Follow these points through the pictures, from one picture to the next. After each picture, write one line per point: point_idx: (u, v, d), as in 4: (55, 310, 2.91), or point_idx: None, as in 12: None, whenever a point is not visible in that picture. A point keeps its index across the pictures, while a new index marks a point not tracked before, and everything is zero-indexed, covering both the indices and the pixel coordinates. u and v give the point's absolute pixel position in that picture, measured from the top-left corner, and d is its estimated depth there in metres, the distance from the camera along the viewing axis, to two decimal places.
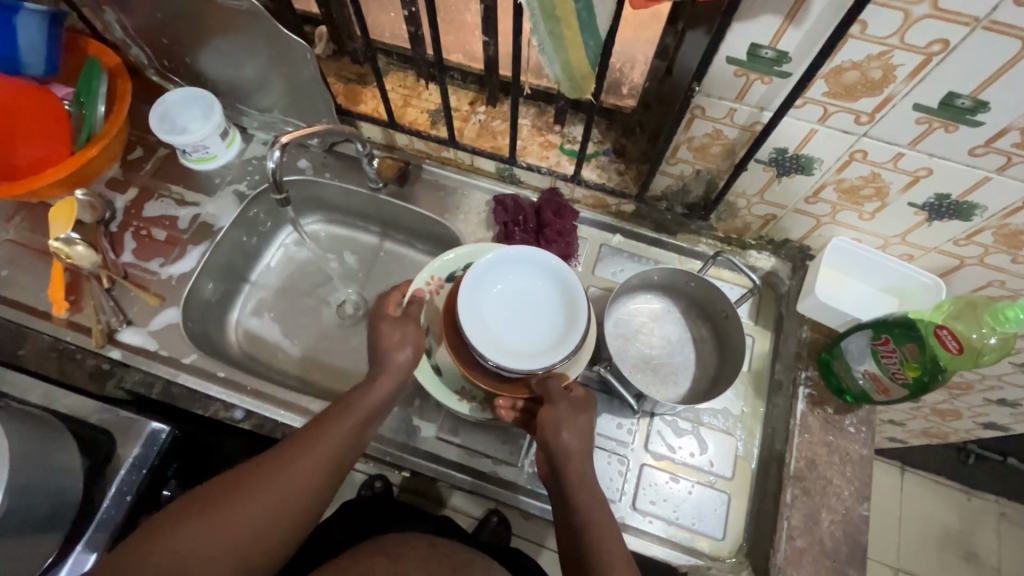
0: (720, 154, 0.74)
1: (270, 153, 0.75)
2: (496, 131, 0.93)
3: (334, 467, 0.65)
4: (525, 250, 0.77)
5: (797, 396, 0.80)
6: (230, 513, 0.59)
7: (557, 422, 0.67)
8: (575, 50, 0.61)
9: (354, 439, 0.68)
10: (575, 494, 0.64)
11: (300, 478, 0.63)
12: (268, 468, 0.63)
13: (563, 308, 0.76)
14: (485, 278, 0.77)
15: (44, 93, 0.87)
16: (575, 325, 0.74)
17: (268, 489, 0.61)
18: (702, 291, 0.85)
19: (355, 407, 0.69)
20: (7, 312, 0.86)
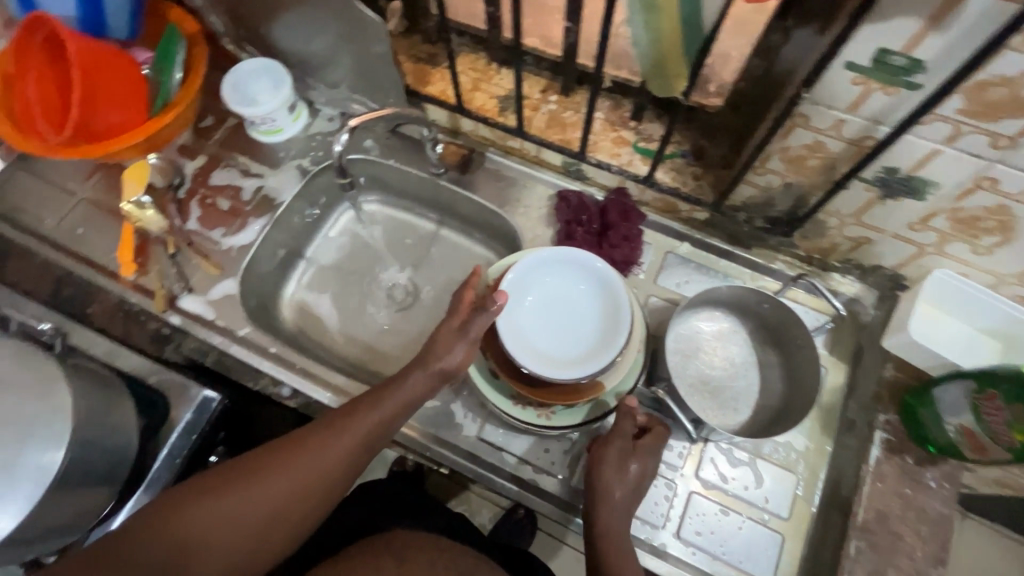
0: (818, 168, 0.67)
1: (339, 136, 0.74)
2: (567, 123, 0.88)
3: (354, 464, 0.61)
4: (583, 256, 0.70)
5: (873, 441, 0.72)
6: (240, 500, 0.57)
7: (617, 452, 0.64)
8: (673, 45, 0.55)
9: (377, 435, 0.63)
10: (609, 525, 0.61)
11: (316, 473, 0.60)
12: (286, 459, 0.60)
13: (602, 319, 0.70)
14: (537, 271, 0.71)
15: (126, 55, 0.85)
16: (611, 341, 0.68)
17: (280, 483, 0.58)
18: (777, 315, 0.77)
19: (384, 401, 0.63)
20: (79, 269, 0.89)
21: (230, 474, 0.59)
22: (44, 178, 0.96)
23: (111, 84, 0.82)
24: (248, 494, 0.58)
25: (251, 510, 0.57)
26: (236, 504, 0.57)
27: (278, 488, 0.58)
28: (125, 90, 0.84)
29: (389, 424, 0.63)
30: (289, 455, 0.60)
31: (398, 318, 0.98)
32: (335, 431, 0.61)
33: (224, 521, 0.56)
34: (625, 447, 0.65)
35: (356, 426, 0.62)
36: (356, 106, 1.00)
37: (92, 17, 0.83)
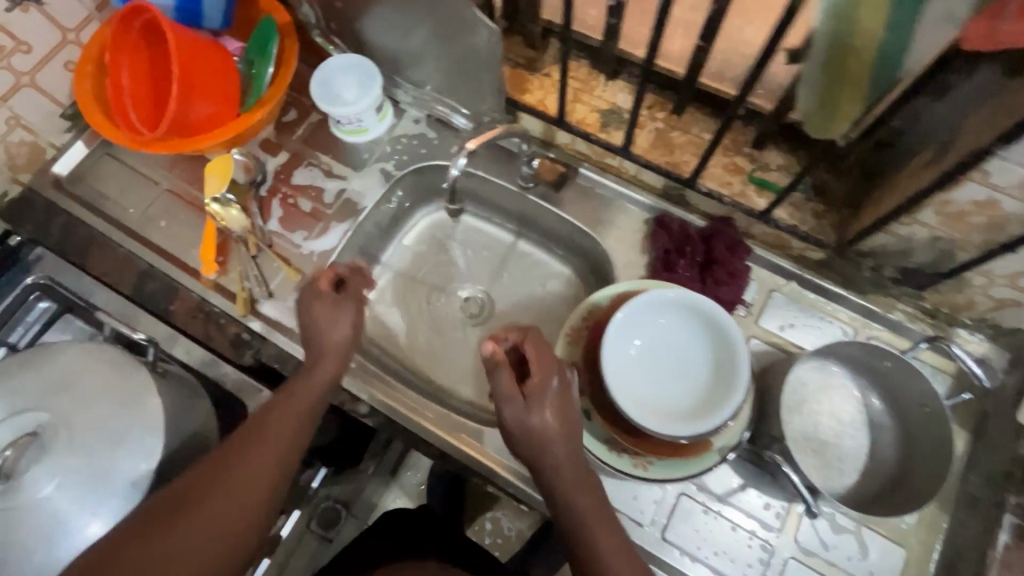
0: (981, 226, 0.60)
1: (457, 162, 0.70)
2: (675, 144, 0.82)
3: (281, 466, 0.61)
4: (716, 316, 0.64)
5: (999, 524, 0.65)
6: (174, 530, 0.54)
7: (535, 423, 0.61)
8: (854, 89, 0.48)
9: (299, 432, 0.63)
10: (564, 495, 0.60)
11: (245, 482, 0.58)
12: (207, 481, 0.57)
13: (710, 380, 0.65)
14: (661, 307, 0.66)
15: (219, 48, 0.82)
16: (704, 413, 0.63)
17: (212, 502, 0.56)
18: (900, 375, 0.70)
19: (289, 402, 0.65)
20: (162, 265, 0.88)
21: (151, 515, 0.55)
22: (127, 166, 0.94)
23: (206, 78, 0.79)
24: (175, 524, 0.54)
25: (186, 544, 0.54)
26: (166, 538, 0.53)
27: (209, 507, 0.56)
28: (220, 83, 0.81)
29: (303, 418, 0.65)
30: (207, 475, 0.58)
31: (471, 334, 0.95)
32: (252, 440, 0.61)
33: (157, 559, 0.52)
34: (517, 407, 0.61)
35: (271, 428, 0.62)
36: (439, 107, 0.94)
37: (188, 6, 0.81)
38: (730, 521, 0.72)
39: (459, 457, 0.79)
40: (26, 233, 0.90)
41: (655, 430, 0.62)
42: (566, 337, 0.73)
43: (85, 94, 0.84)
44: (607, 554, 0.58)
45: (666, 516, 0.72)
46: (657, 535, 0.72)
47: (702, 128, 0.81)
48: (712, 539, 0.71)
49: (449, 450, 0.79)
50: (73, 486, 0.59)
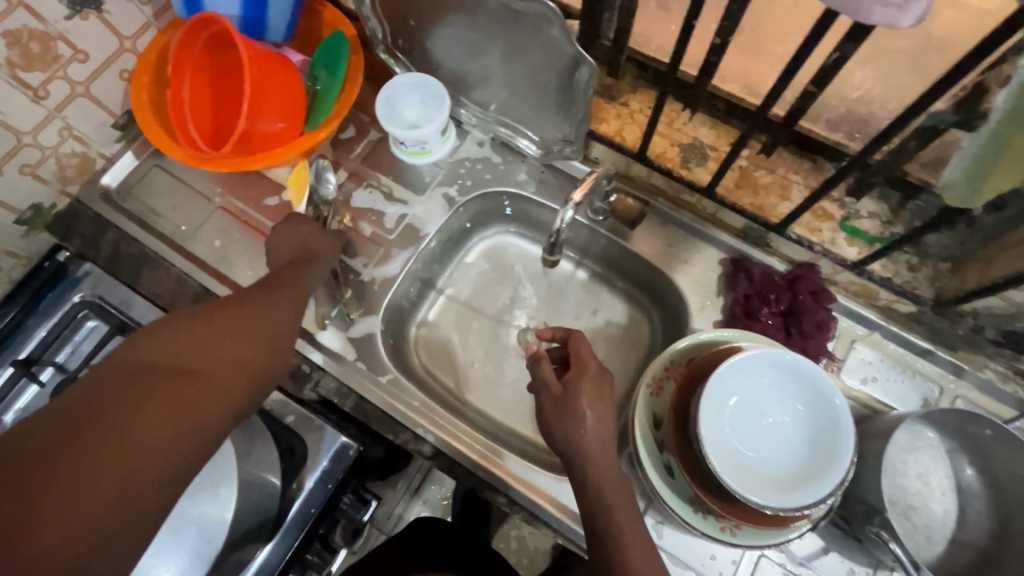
0: None
1: (565, 215, 0.69)
2: (759, 184, 0.78)
3: (278, 335, 0.65)
4: (826, 388, 0.61)
5: None
6: (199, 352, 0.57)
7: (591, 447, 0.63)
8: (1014, 166, 0.44)
9: (296, 313, 0.68)
10: (596, 480, 0.62)
11: (258, 338, 0.63)
12: (220, 326, 0.60)
13: (811, 453, 0.61)
14: (767, 365, 0.63)
15: (286, 62, 0.78)
16: (792, 487, 0.59)
17: (238, 344, 0.60)
18: (999, 445, 0.66)
19: (279, 284, 0.69)
20: (217, 287, 0.85)
21: (165, 335, 0.57)
22: (180, 180, 0.91)
23: (273, 95, 0.75)
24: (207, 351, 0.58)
25: (219, 375, 0.57)
26: (201, 360, 0.57)
27: (238, 346, 0.60)
28: (287, 100, 0.77)
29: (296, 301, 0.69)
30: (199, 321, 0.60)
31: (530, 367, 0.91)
32: (251, 307, 0.65)
33: (208, 367, 0.57)
34: (555, 394, 0.66)
35: (261, 298, 0.66)
36: (502, 130, 0.90)
37: (254, 18, 0.77)
38: None
39: (526, 505, 0.76)
40: (75, 247, 0.87)
41: (753, 500, 0.58)
42: (647, 384, 0.71)
43: (142, 105, 0.80)
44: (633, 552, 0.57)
45: None
46: None
47: (788, 168, 0.77)
48: None
49: (517, 497, 0.76)
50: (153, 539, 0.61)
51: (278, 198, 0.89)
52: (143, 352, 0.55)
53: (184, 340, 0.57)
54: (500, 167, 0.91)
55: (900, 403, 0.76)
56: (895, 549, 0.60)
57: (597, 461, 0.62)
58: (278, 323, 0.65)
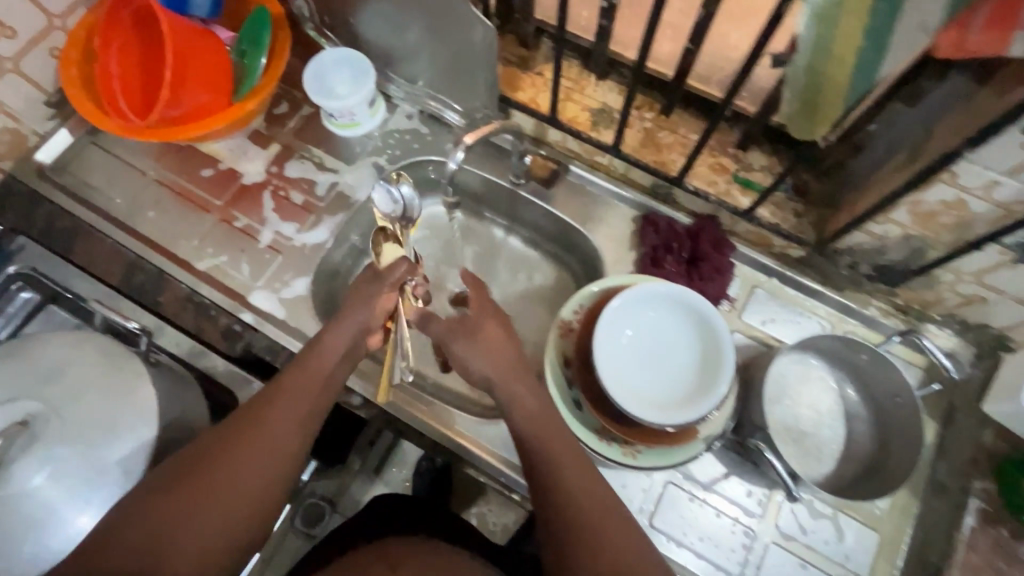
0: (949, 227, 0.63)
1: (452, 153, 0.69)
2: (662, 143, 0.84)
3: (298, 445, 0.59)
4: (702, 311, 0.67)
5: (966, 508, 0.70)
6: (188, 508, 0.52)
7: (507, 381, 0.64)
8: (834, 93, 0.51)
9: (318, 411, 0.61)
10: (546, 447, 0.60)
11: (264, 455, 0.56)
12: (220, 459, 0.55)
13: (698, 372, 0.67)
14: (651, 300, 0.69)
15: (211, 37, 0.81)
16: (686, 405, 0.65)
17: (240, 471, 0.55)
18: (875, 368, 0.73)
19: (319, 368, 0.62)
20: (150, 255, 0.87)
21: (153, 500, 0.53)
22: (115, 155, 0.93)
23: (197, 67, 0.79)
24: (197, 498, 0.53)
25: (204, 531, 0.52)
26: (181, 525, 0.52)
27: (241, 472, 0.55)
28: (211, 72, 0.81)
29: (327, 396, 0.63)
30: (203, 458, 0.56)
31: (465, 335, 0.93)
32: (256, 417, 0.58)
33: (200, 495, 0.53)
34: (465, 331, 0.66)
35: (292, 396, 0.60)
36: (431, 103, 0.95)
37: None
38: (715, 507, 0.74)
39: (453, 449, 0.80)
40: (9, 221, 0.89)
41: (644, 416, 0.64)
42: (555, 329, 0.75)
43: (71, 80, 0.82)
44: (589, 520, 0.55)
45: (655, 504, 0.75)
46: (645, 522, 0.74)
47: (688, 128, 0.84)
48: (697, 525, 0.74)
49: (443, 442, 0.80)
50: (65, 477, 0.59)
51: (212, 170, 0.93)
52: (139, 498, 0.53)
53: (172, 499, 0.53)
54: (428, 138, 0.96)
55: (794, 340, 0.81)
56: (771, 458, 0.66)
57: (531, 404, 0.63)
58: (295, 431, 0.59)
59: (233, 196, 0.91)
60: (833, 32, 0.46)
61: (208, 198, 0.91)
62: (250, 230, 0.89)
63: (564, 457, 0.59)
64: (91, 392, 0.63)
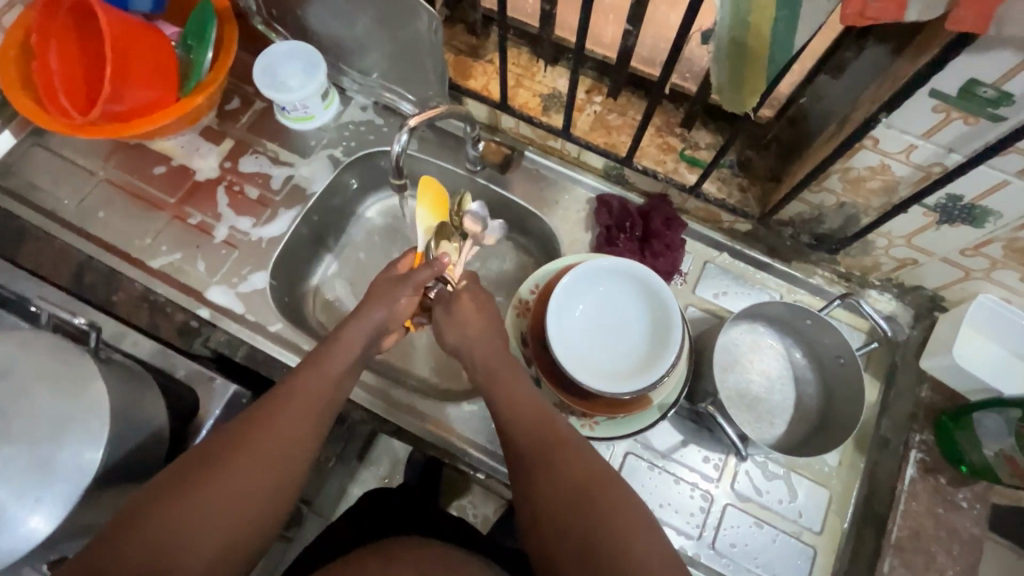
0: (877, 192, 0.67)
1: (395, 135, 0.67)
2: (612, 125, 0.86)
3: (306, 450, 0.57)
4: (649, 284, 0.69)
5: (908, 459, 0.74)
6: (196, 513, 0.50)
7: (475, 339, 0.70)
8: (757, 67, 0.53)
9: (325, 416, 0.60)
10: (514, 411, 0.62)
11: (274, 461, 0.54)
12: (227, 464, 0.53)
13: (649, 346, 0.69)
14: (600, 276, 0.71)
15: (155, 32, 0.80)
16: (637, 375, 0.67)
17: (249, 476, 0.53)
18: (818, 332, 0.76)
19: (323, 371, 0.62)
20: (101, 255, 0.86)
21: (158, 502, 0.50)
22: (61, 156, 0.91)
23: (143, 62, 0.78)
24: (204, 504, 0.50)
25: (213, 536, 0.50)
26: (189, 530, 0.49)
27: (250, 474, 0.53)
28: (158, 68, 0.80)
29: (334, 399, 0.62)
30: (212, 462, 0.53)
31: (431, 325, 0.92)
32: (267, 420, 0.56)
33: (209, 501, 0.51)
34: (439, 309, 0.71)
35: (301, 400, 0.59)
36: (387, 94, 0.95)
37: None
38: (674, 475, 0.77)
39: (416, 432, 0.82)
40: None
41: (597, 389, 0.66)
42: (513, 309, 0.77)
43: (9, 79, 0.80)
44: (569, 477, 0.55)
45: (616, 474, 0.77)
46: None
47: (637, 110, 0.86)
48: (658, 492, 0.76)
49: (408, 426, 0.81)
50: (7, 478, 0.57)
51: (164, 167, 0.91)
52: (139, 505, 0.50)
53: (181, 502, 0.50)
54: (383, 129, 0.96)
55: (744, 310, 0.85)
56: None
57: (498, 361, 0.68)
58: (305, 433, 0.57)
59: (187, 193, 0.90)
60: (749, 4, 0.48)
61: (160, 196, 0.90)
62: (205, 227, 0.88)
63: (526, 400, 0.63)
64: (33, 390, 0.62)
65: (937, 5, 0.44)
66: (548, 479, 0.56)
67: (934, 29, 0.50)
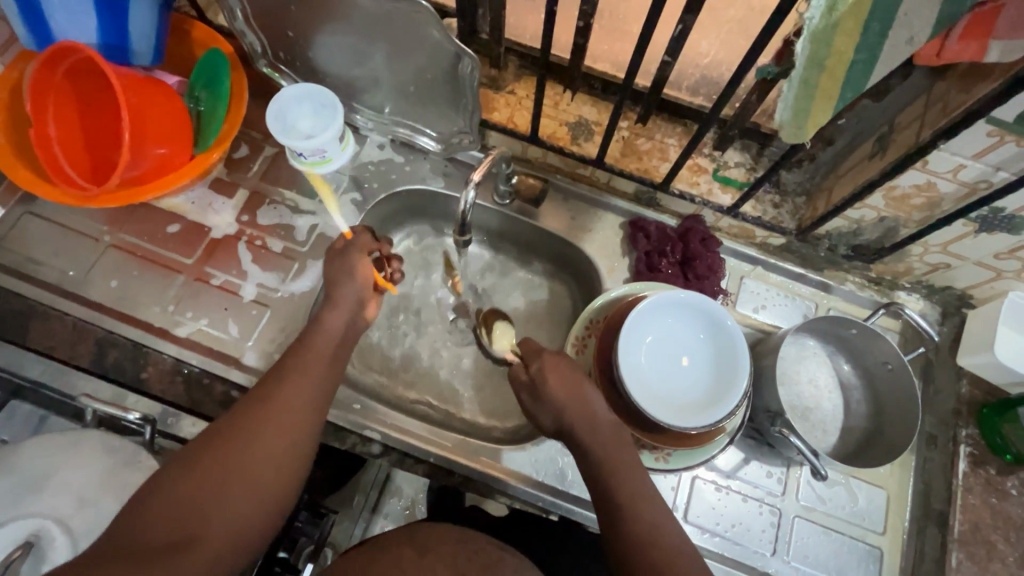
0: (920, 207, 0.70)
1: (465, 193, 0.70)
2: (642, 151, 0.87)
3: (315, 414, 0.61)
4: (714, 311, 0.70)
5: (958, 454, 0.77)
6: (214, 481, 0.53)
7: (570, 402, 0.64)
8: (825, 105, 0.54)
9: (325, 391, 0.63)
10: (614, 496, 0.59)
11: (280, 431, 0.58)
12: (241, 433, 0.57)
13: (717, 375, 0.70)
14: (664, 307, 0.72)
15: (162, 85, 0.76)
16: (710, 407, 0.68)
17: (261, 445, 0.56)
18: (864, 340, 0.78)
19: (316, 349, 0.65)
20: (123, 329, 0.80)
21: (179, 471, 0.54)
22: (58, 224, 0.84)
23: (157, 119, 0.74)
24: (221, 472, 0.54)
25: (239, 496, 0.54)
26: (213, 493, 0.53)
27: (261, 442, 0.57)
28: (171, 125, 0.75)
29: (331, 374, 0.65)
30: (222, 435, 0.56)
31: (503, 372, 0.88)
32: (267, 396, 0.60)
33: (225, 471, 0.54)
34: None
35: (301, 375, 0.62)
36: (401, 130, 0.91)
37: (112, 42, 0.74)
38: (741, 493, 0.78)
39: (481, 479, 0.79)
40: None
41: (674, 424, 0.66)
42: (571, 349, 0.77)
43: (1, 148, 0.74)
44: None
45: (685, 500, 0.77)
46: (680, 520, 0.76)
47: (665, 133, 0.86)
48: (727, 513, 0.77)
49: (472, 475, 0.79)
50: None
51: (178, 226, 0.86)
52: (166, 484, 0.53)
53: (200, 471, 0.54)
54: (405, 167, 0.92)
55: (786, 323, 0.85)
56: (795, 441, 0.70)
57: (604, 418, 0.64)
58: (305, 407, 0.60)
59: (205, 253, 0.85)
60: (828, 49, 0.49)
61: (177, 258, 0.84)
62: (230, 287, 0.83)
63: (620, 467, 0.61)
64: (98, 495, 0.59)
65: (1018, 48, 0.47)
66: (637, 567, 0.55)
67: (991, 64, 0.53)
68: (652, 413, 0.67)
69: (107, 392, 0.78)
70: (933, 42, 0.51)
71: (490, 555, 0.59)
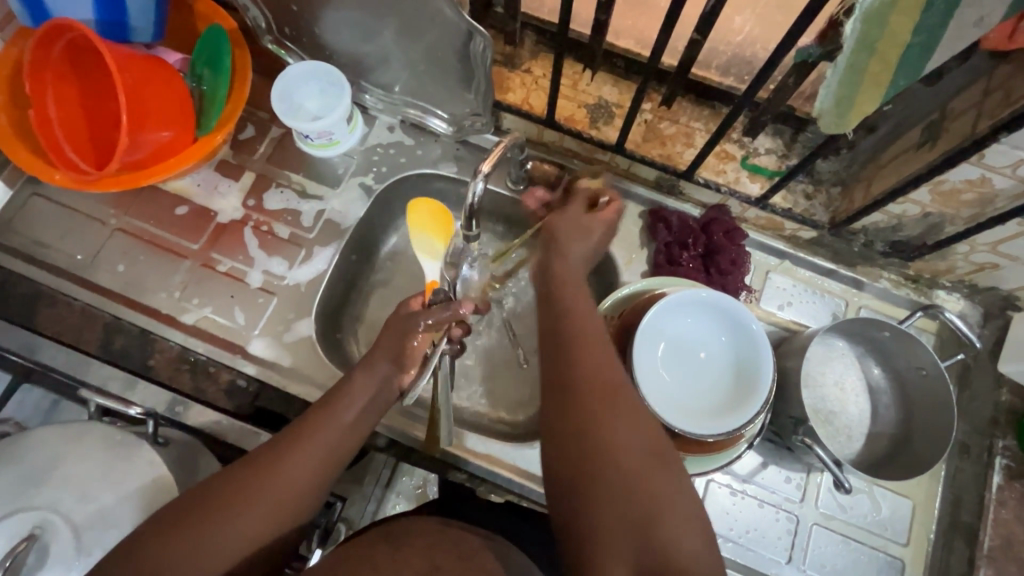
0: (970, 203, 0.64)
1: (472, 185, 0.66)
2: (666, 135, 0.81)
3: (317, 490, 0.55)
4: (737, 311, 0.66)
5: (993, 467, 0.73)
6: (197, 552, 0.48)
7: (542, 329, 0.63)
8: (873, 93, 0.49)
9: (331, 466, 0.57)
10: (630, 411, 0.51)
11: (276, 507, 0.52)
12: (239, 498, 0.51)
13: (738, 378, 0.67)
14: (682, 308, 0.68)
15: (162, 64, 0.73)
16: (729, 415, 0.64)
17: (249, 522, 0.50)
18: (898, 343, 0.73)
19: (337, 417, 0.59)
20: (130, 315, 0.79)
21: (173, 525, 0.49)
22: (65, 206, 0.83)
23: (157, 100, 0.71)
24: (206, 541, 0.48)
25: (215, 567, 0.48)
26: (192, 561, 0.47)
27: (255, 518, 0.51)
28: (174, 106, 0.73)
29: (345, 446, 0.58)
30: (218, 498, 0.51)
31: (522, 370, 0.86)
32: (271, 467, 0.53)
33: (215, 530, 0.49)
34: None
35: (314, 445, 0.56)
36: (411, 111, 0.87)
37: (111, 18, 0.71)
38: (757, 498, 0.75)
39: (487, 476, 0.77)
40: None
41: (692, 431, 0.63)
42: None
43: (2, 129, 0.72)
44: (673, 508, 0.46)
45: None
46: None
47: (690, 117, 0.81)
48: (742, 518, 0.75)
49: (477, 470, 0.77)
50: None
51: (186, 209, 0.84)
52: (156, 533, 0.48)
53: (182, 532, 0.48)
54: (415, 150, 0.89)
55: (813, 321, 0.81)
56: (818, 452, 0.67)
57: (606, 363, 0.54)
58: (309, 481, 0.54)
59: (212, 237, 0.83)
60: (881, 31, 0.44)
61: (183, 243, 0.83)
62: (236, 274, 0.82)
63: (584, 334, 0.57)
64: (99, 487, 0.58)
65: None
66: (605, 526, 0.45)
67: None
68: (671, 421, 0.63)
69: (116, 377, 0.78)
70: (1005, 24, 0.47)
71: (470, 548, 0.56)
